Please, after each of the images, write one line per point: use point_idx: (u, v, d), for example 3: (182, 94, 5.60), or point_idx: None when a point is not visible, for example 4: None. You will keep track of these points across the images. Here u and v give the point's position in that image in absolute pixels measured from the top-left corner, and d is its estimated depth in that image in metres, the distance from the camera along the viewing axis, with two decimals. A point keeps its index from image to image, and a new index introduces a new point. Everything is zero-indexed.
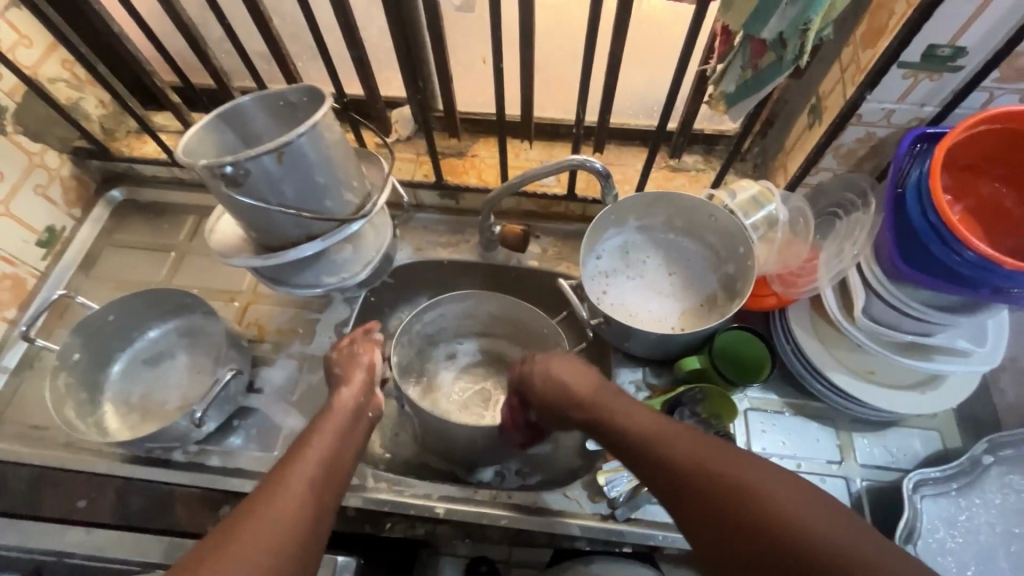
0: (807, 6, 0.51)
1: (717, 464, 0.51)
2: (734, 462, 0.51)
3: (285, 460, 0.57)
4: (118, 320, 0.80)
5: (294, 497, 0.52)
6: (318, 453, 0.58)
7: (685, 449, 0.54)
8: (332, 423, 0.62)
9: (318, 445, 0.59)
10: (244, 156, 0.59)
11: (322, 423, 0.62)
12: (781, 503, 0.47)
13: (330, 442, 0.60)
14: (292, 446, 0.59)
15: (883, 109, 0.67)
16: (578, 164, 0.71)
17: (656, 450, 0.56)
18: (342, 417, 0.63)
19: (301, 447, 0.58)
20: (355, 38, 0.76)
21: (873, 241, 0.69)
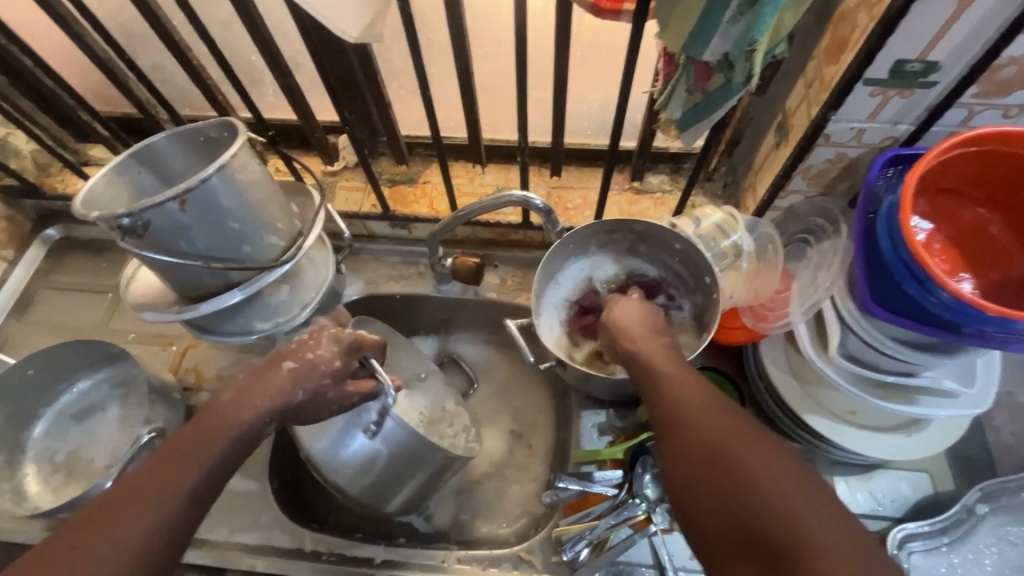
0: (751, 25, 0.45)
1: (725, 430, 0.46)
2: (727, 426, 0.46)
3: (153, 468, 0.47)
4: (38, 374, 0.74)
5: (154, 516, 0.44)
6: (197, 461, 0.49)
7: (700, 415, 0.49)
8: (224, 426, 0.52)
9: (195, 452, 0.49)
10: (139, 207, 0.54)
11: (211, 425, 0.51)
12: (775, 488, 0.40)
13: (216, 451, 0.50)
14: (175, 441, 0.50)
15: (852, 128, 0.61)
16: (520, 201, 0.66)
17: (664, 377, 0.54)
18: (236, 432, 0.52)
19: (189, 446, 0.49)
20: (280, 65, 0.70)
21: (847, 273, 0.62)
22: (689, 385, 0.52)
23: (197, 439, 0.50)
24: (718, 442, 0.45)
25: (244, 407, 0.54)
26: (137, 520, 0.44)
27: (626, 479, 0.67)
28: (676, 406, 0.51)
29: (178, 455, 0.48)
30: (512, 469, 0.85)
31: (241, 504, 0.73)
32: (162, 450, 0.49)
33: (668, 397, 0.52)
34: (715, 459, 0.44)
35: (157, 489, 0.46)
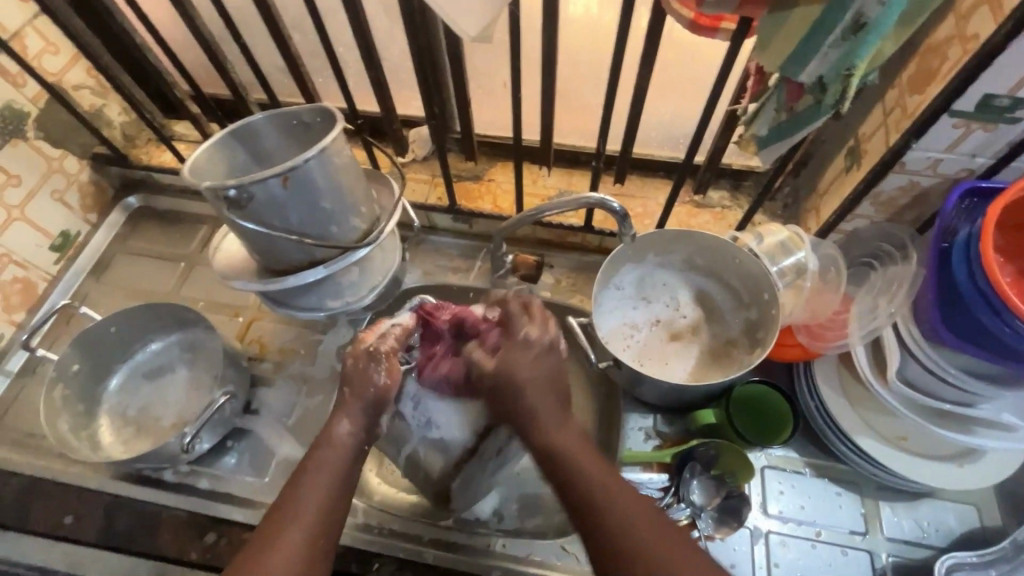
0: (852, 49, 0.47)
1: (594, 471, 0.55)
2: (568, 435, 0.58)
3: (278, 508, 0.54)
4: (120, 332, 0.79)
5: (295, 553, 0.51)
6: (314, 492, 0.54)
7: (559, 443, 0.57)
8: (332, 456, 0.56)
9: (313, 483, 0.55)
10: (247, 180, 0.58)
11: (317, 458, 0.57)
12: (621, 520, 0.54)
13: (327, 480, 0.55)
14: (290, 484, 0.56)
15: (929, 158, 0.62)
16: (595, 203, 0.67)
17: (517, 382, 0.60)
18: (341, 455, 0.57)
19: (302, 486, 0.55)
20: (373, 58, 0.74)
21: (913, 300, 0.64)
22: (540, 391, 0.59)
23: (311, 475, 0.55)
24: (572, 480, 0.55)
25: (326, 436, 0.57)
26: (287, 553, 0.51)
27: (674, 482, 0.71)
28: (572, 456, 0.57)
29: (294, 494, 0.54)
30: None
31: None
32: (281, 498, 0.55)
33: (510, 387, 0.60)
34: (567, 494, 0.55)
35: (290, 527, 0.52)
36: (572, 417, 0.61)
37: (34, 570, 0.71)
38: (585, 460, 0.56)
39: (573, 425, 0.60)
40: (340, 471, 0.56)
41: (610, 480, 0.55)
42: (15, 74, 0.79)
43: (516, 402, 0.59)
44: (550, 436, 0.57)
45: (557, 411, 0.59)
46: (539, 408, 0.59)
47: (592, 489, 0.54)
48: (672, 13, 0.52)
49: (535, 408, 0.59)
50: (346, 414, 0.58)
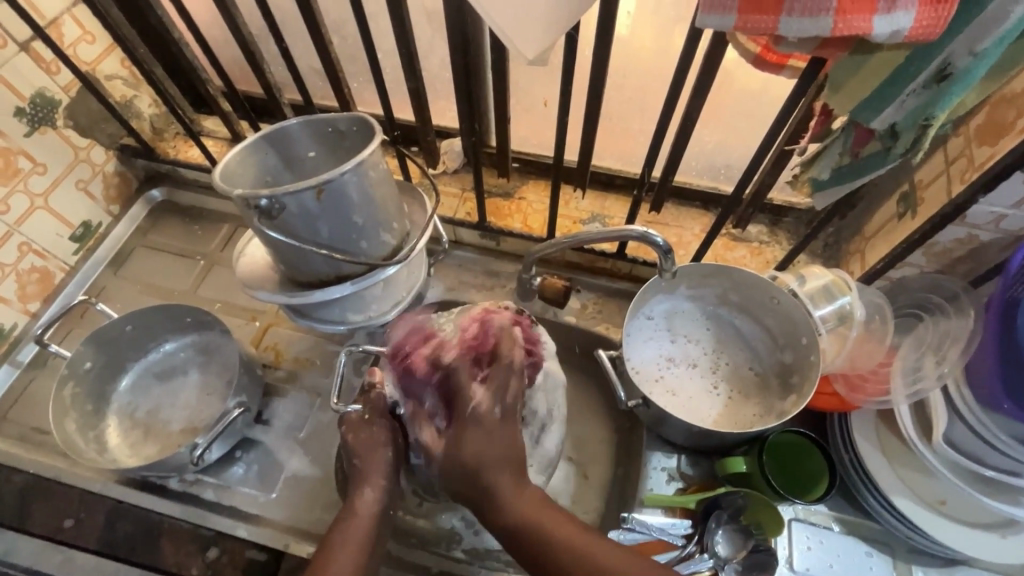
0: (932, 99, 0.44)
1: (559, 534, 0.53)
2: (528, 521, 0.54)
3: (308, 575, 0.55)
4: (134, 330, 0.77)
5: None
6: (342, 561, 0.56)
7: (524, 525, 0.54)
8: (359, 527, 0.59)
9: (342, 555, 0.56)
10: (280, 191, 0.55)
11: (347, 529, 0.58)
12: None
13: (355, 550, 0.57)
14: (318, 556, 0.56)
15: (993, 213, 0.59)
16: (638, 236, 0.64)
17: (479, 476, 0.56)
18: (366, 524, 0.59)
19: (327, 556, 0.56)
20: (414, 69, 0.72)
21: (967, 361, 0.60)
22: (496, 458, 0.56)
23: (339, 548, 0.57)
24: (538, 543, 0.53)
25: (354, 506, 0.60)
26: None
27: (697, 530, 0.68)
28: (538, 532, 0.53)
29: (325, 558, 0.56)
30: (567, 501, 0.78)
31: (308, 492, 0.73)
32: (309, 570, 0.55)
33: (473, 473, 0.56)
34: (537, 552, 0.53)
35: None
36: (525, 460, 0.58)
37: (30, 572, 0.69)
38: (558, 530, 0.53)
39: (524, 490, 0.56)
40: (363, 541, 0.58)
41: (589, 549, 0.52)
42: (48, 61, 0.78)
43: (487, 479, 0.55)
44: (501, 493, 0.55)
45: (514, 477, 0.56)
46: (505, 477, 0.56)
47: (571, 544, 0.53)
48: (738, 45, 0.48)
49: (486, 469, 0.55)
50: (371, 484, 0.61)
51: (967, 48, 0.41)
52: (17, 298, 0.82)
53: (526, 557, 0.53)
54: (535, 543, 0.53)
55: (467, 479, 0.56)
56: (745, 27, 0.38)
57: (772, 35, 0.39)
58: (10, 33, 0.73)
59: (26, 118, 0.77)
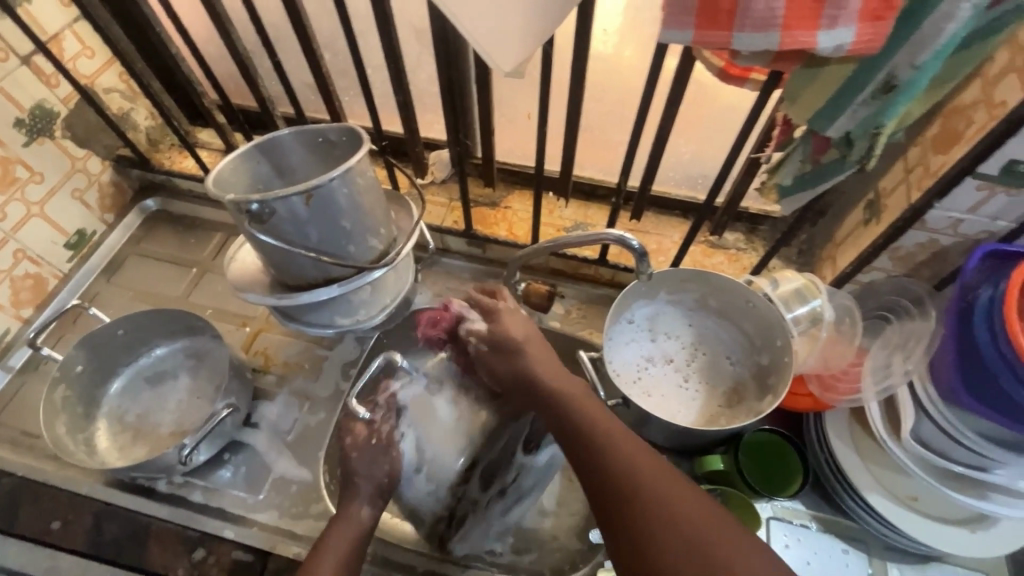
0: (880, 109, 0.47)
1: (623, 446, 0.52)
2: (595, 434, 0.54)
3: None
4: (126, 335, 0.78)
5: None
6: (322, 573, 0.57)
7: (580, 417, 0.55)
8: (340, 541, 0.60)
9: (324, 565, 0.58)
10: (271, 196, 0.58)
11: (338, 531, 0.61)
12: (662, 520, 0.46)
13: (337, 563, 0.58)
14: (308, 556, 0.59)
15: (950, 218, 0.62)
16: (615, 239, 0.66)
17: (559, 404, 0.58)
18: (356, 531, 0.61)
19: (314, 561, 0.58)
20: (402, 82, 0.75)
21: (930, 358, 0.63)
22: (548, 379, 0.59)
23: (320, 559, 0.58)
24: (587, 446, 0.53)
25: (349, 515, 0.62)
26: None
27: None
28: (604, 446, 0.52)
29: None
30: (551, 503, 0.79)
31: (295, 494, 0.74)
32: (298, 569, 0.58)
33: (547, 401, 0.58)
34: (590, 462, 0.52)
35: None
36: (570, 374, 0.62)
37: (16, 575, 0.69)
38: (614, 434, 0.53)
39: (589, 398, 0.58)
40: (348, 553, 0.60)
41: (634, 453, 0.51)
42: (49, 74, 0.81)
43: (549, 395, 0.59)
44: (557, 394, 0.58)
45: (565, 377, 0.60)
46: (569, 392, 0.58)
47: (631, 467, 0.50)
48: (703, 60, 0.52)
49: (538, 373, 0.60)
50: (366, 500, 0.63)
51: (909, 61, 0.44)
52: (11, 303, 0.83)
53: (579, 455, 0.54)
54: (588, 448, 0.53)
55: (511, 366, 0.62)
56: (701, 42, 0.42)
57: (728, 49, 0.43)
58: (13, 47, 0.75)
59: (26, 129, 0.80)
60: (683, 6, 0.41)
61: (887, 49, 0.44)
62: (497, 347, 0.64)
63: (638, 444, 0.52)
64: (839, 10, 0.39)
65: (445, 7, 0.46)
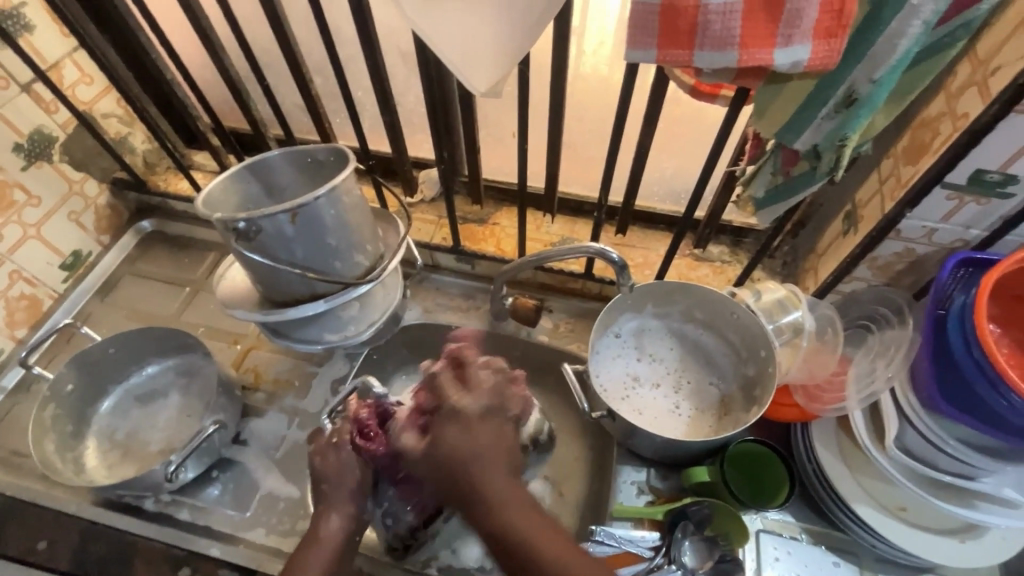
0: (843, 123, 0.49)
1: (547, 546, 0.47)
2: (521, 525, 0.48)
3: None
4: (117, 353, 0.79)
5: None
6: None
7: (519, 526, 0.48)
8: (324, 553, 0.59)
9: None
10: (257, 214, 0.59)
11: (309, 550, 0.59)
12: None
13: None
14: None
15: (924, 227, 0.63)
16: (595, 252, 0.67)
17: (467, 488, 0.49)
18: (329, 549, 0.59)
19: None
20: (388, 104, 0.77)
21: (910, 366, 0.63)
22: (475, 452, 0.49)
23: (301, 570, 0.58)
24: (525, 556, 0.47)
25: (321, 534, 0.60)
26: None
27: (665, 541, 0.68)
28: (529, 541, 0.47)
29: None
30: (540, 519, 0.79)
31: (282, 511, 0.74)
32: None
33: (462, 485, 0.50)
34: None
35: None
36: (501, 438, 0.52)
37: None
38: (549, 543, 0.47)
39: (512, 479, 0.50)
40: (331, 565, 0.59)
41: (578, 574, 0.46)
42: (47, 101, 0.83)
43: (465, 473, 0.49)
44: (497, 506, 0.48)
45: (509, 475, 0.50)
46: (491, 473, 0.49)
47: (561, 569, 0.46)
48: (674, 78, 0.54)
49: (474, 473, 0.49)
50: (339, 509, 0.61)
51: (866, 76, 0.45)
52: (5, 324, 0.84)
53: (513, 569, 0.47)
54: (523, 568, 0.47)
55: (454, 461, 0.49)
56: (665, 60, 0.44)
57: (690, 67, 0.45)
58: (13, 75, 0.78)
59: (23, 153, 0.82)
60: (644, 27, 0.43)
61: (843, 66, 0.45)
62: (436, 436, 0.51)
63: (580, 560, 0.47)
64: (793, 29, 0.41)
65: (419, 28, 0.48)
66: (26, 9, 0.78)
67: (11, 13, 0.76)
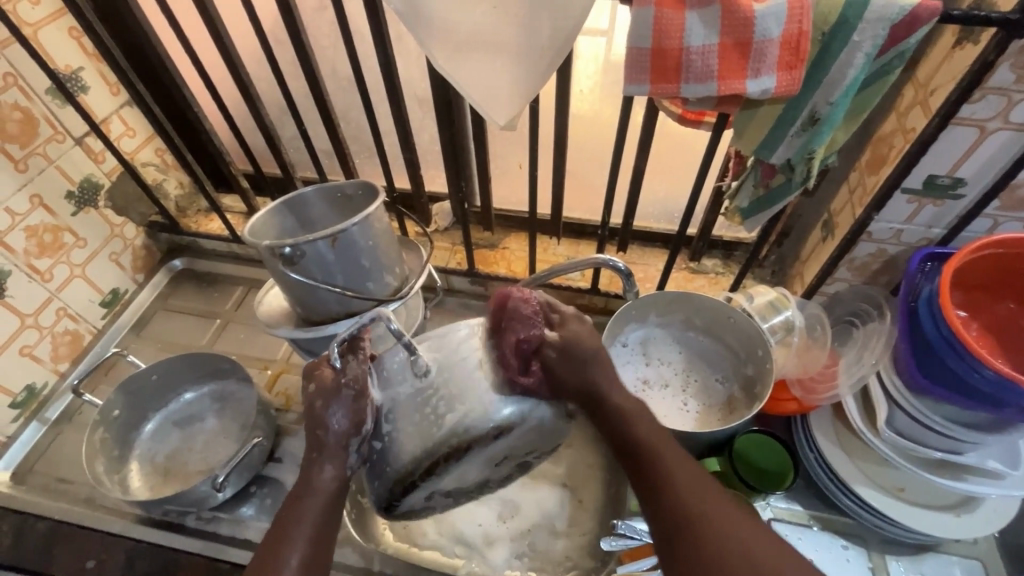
0: (810, 138, 0.57)
1: (673, 467, 0.54)
2: (654, 455, 0.56)
3: (262, 560, 0.53)
4: (159, 379, 0.84)
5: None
6: (298, 540, 0.54)
7: (652, 443, 0.56)
8: (309, 506, 0.55)
9: (301, 528, 0.54)
10: (302, 240, 0.67)
11: (299, 501, 0.56)
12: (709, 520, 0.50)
13: (311, 528, 0.55)
14: (273, 529, 0.55)
15: (891, 228, 0.72)
16: (600, 263, 0.73)
17: (633, 441, 0.57)
18: (321, 499, 0.55)
19: (283, 532, 0.54)
20: (409, 142, 0.86)
21: (892, 351, 0.70)
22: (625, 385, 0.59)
23: (288, 525, 0.54)
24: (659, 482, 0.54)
25: (310, 482, 0.56)
26: None
27: None
28: (658, 465, 0.55)
29: (276, 552, 0.53)
30: (562, 522, 0.82)
31: None
32: (268, 538, 0.55)
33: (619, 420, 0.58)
34: (658, 500, 0.53)
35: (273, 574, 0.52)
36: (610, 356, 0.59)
37: None
38: (674, 462, 0.55)
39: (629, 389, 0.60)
40: (321, 519, 0.55)
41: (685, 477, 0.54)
42: (97, 152, 0.92)
43: (604, 402, 0.58)
44: (623, 423, 0.57)
45: (624, 395, 0.59)
46: (607, 391, 0.58)
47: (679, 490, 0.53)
48: (663, 109, 0.63)
49: (601, 382, 0.58)
50: (331, 459, 0.56)
51: (824, 99, 0.54)
52: (50, 358, 0.89)
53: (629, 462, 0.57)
54: (643, 468, 0.55)
55: (575, 365, 0.57)
56: (657, 92, 0.53)
57: (678, 97, 0.54)
58: (69, 130, 0.86)
59: (74, 200, 0.89)
60: (639, 67, 0.52)
61: (804, 90, 0.54)
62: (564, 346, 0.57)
63: (711, 490, 0.53)
64: (760, 63, 0.50)
65: (447, 73, 0.56)
66: (83, 73, 0.87)
67: (72, 76, 0.85)
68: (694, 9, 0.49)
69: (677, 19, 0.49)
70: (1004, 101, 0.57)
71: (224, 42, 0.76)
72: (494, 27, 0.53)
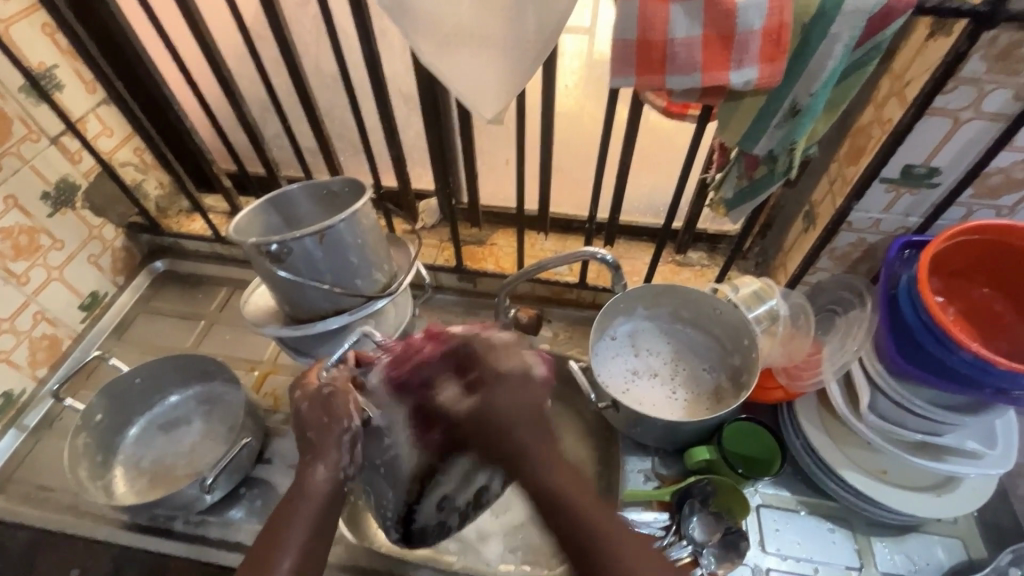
0: (792, 130, 0.58)
1: (594, 514, 0.52)
2: (567, 489, 0.54)
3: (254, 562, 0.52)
4: (143, 383, 0.83)
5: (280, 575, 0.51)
6: (296, 546, 0.53)
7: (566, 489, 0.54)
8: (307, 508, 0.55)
9: (293, 533, 0.53)
10: (289, 237, 0.66)
11: (293, 505, 0.55)
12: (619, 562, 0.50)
13: (307, 529, 0.54)
14: (266, 531, 0.54)
15: (871, 217, 0.73)
16: (590, 255, 0.74)
17: (549, 487, 0.54)
18: (317, 500, 0.55)
19: (273, 535, 0.53)
20: (395, 139, 0.85)
21: (873, 337, 0.72)
22: (528, 411, 0.60)
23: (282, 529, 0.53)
24: (562, 506, 0.53)
25: (303, 486, 0.56)
26: None
27: (674, 520, 0.74)
28: (567, 497, 0.53)
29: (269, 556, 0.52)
30: None
31: None
32: (259, 541, 0.54)
33: (526, 458, 0.56)
34: (571, 537, 0.52)
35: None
36: (532, 382, 0.62)
37: None
38: (587, 506, 0.53)
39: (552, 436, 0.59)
40: (317, 524, 0.55)
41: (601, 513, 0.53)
42: (73, 151, 0.89)
43: (508, 441, 0.58)
44: (536, 461, 0.56)
45: (540, 433, 0.58)
46: (527, 433, 0.58)
47: (592, 519, 0.52)
48: (648, 102, 0.64)
49: (522, 443, 0.58)
50: (323, 459, 0.57)
51: (805, 91, 0.55)
52: (28, 363, 0.87)
53: (539, 502, 0.55)
54: (550, 497, 0.54)
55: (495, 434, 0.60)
56: (643, 84, 0.54)
57: (664, 88, 0.55)
58: (45, 130, 0.84)
59: (51, 201, 0.87)
60: (625, 60, 0.53)
61: (786, 82, 0.55)
62: (480, 405, 0.63)
63: (624, 531, 0.52)
64: (743, 55, 0.51)
65: (434, 67, 0.56)
66: (58, 70, 0.84)
67: (46, 74, 0.82)
68: (679, 2, 0.50)
69: (662, 11, 0.50)
70: (976, 92, 0.58)
71: (205, 37, 0.74)
72: (481, 19, 0.53)
